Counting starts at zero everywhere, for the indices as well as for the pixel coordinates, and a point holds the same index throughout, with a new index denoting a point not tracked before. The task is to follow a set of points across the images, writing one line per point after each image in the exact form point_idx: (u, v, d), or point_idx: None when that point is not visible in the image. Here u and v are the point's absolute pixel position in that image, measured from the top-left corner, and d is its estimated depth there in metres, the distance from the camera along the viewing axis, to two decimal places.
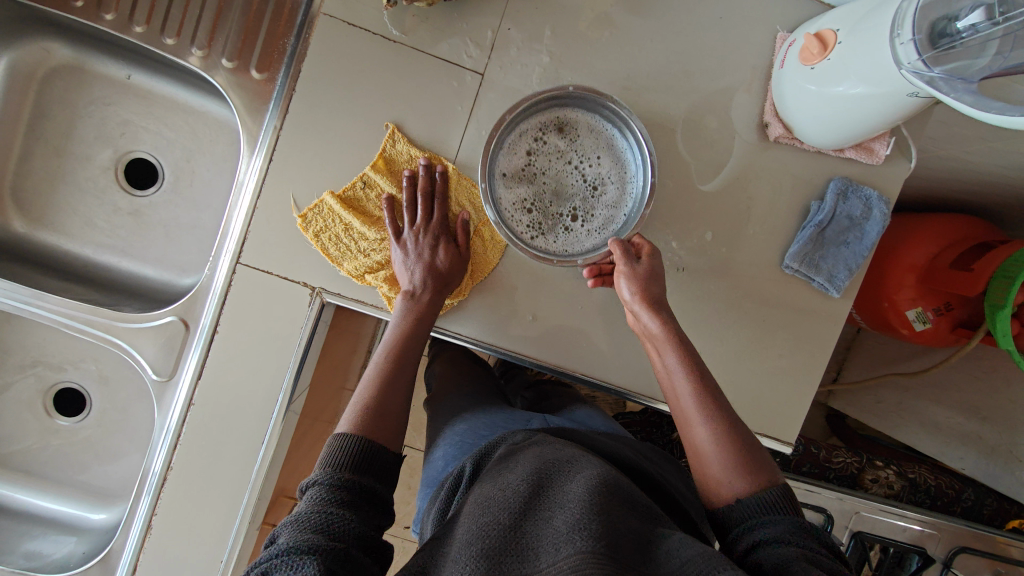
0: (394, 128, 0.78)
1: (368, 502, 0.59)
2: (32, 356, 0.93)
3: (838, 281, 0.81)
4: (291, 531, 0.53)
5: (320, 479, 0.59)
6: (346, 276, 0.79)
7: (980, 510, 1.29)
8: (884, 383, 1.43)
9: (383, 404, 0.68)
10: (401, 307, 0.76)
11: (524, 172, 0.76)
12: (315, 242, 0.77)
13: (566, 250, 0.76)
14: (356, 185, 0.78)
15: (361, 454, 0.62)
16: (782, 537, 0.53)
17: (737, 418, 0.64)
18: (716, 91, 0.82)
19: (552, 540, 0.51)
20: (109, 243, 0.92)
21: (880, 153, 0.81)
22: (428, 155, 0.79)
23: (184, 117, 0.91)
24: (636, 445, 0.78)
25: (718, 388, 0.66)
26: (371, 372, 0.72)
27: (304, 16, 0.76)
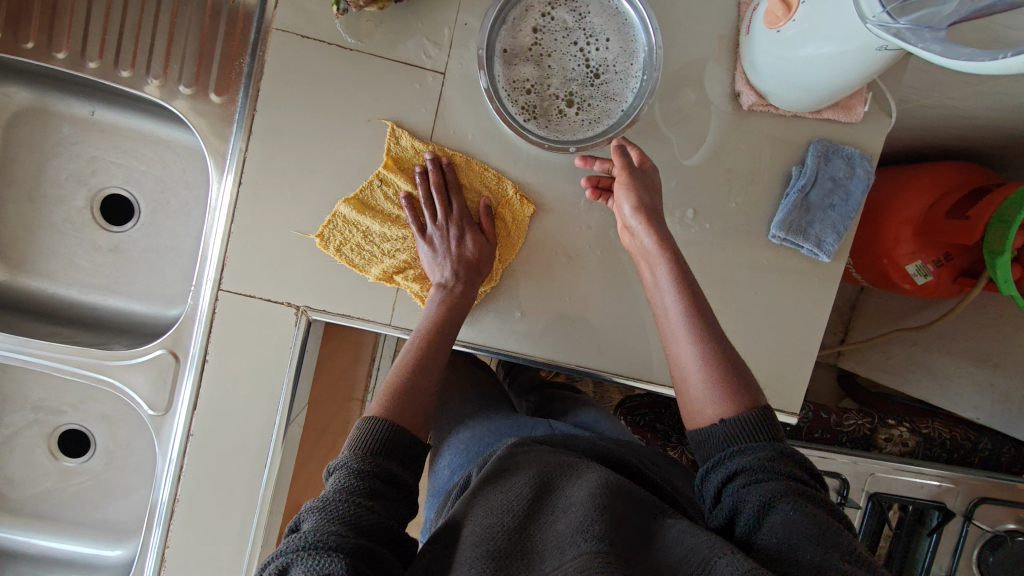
0: (394, 126, 0.77)
1: (393, 491, 0.59)
2: (31, 403, 0.94)
3: (828, 246, 0.80)
4: (314, 518, 0.54)
5: (346, 463, 0.59)
6: (373, 281, 0.79)
7: (998, 458, 1.27)
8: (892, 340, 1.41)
9: (410, 388, 0.68)
10: (434, 299, 0.76)
11: (530, 50, 0.74)
12: (338, 256, 0.78)
13: (559, 136, 0.77)
14: (372, 183, 0.78)
15: (383, 440, 0.62)
16: (761, 466, 0.55)
17: (727, 340, 0.64)
18: (684, 65, 0.80)
19: (557, 543, 0.52)
20: (94, 282, 0.91)
21: (858, 111, 0.79)
22: (433, 148, 0.78)
23: (152, 148, 0.90)
24: (627, 444, 0.78)
25: (708, 308, 0.65)
26: (403, 356, 0.72)
27: (256, 33, 0.74)
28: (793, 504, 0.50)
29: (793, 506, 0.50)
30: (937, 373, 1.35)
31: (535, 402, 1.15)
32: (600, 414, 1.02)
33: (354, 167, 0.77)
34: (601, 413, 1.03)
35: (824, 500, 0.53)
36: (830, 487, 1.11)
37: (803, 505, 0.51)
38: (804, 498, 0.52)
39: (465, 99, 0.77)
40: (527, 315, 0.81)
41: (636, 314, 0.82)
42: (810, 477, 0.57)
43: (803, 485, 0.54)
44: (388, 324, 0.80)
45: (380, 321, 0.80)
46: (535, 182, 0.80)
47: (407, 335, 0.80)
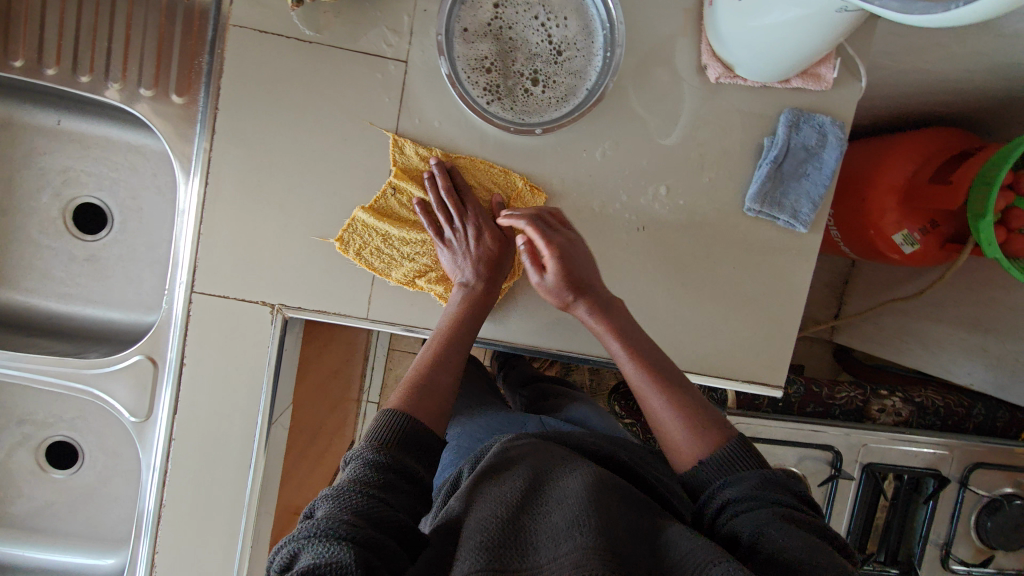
0: (397, 136, 0.77)
1: (409, 486, 0.58)
2: (16, 416, 0.93)
3: (804, 216, 0.80)
4: (328, 505, 0.54)
5: (364, 453, 0.59)
6: (396, 285, 0.80)
7: (992, 423, 1.29)
8: (883, 310, 1.40)
9: (430, 384, 0.68)
10: (456, 298, 0.76)
11: (492, 26, 0.74)
12: (359, 260, 0.78)
13: (525, 114, 0.77)
14: (386, 193, 0.78)
15: (403, 434, 0.61)
16: (750, 494, 0.56)
17: (688, 385, 0.68)
18: (650, 39, 0.78)
19: (551, 537, 0.51)
20: (71, 292, 0.91)
21: (827, 78, 0.78)
22: (438, 153, 0.78)
23: (121, 154, 0.89)
24: (612, 439, 0.78)
25: (666, 360, 0.70)
26: (423, 355, 0.72)
27: (214, 30, 0.73)
28: (785, 530, 0.50)
29: (782, 532, 0.50)
30: (929, 341, 1.34)
31: (529, 396, 1.15)
32: (592, 409, 1.02)
33: (321, 162, 0.77)
34: (594, 409, 1.03)
35: (816, 525, 0.53)
36: (824, 460, 1.11)
37: (791, 527, 0.51)
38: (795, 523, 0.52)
39: (429, 87, 0.77)
40: (506, 301, 0.84)
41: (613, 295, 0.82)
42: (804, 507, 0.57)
43: (794, 511, 0.54)
44: (365, 318, 0.80)
45: (357, 315, 0.80)
46: (505, 168, 0.80)
47: (385, 327, 0.81)
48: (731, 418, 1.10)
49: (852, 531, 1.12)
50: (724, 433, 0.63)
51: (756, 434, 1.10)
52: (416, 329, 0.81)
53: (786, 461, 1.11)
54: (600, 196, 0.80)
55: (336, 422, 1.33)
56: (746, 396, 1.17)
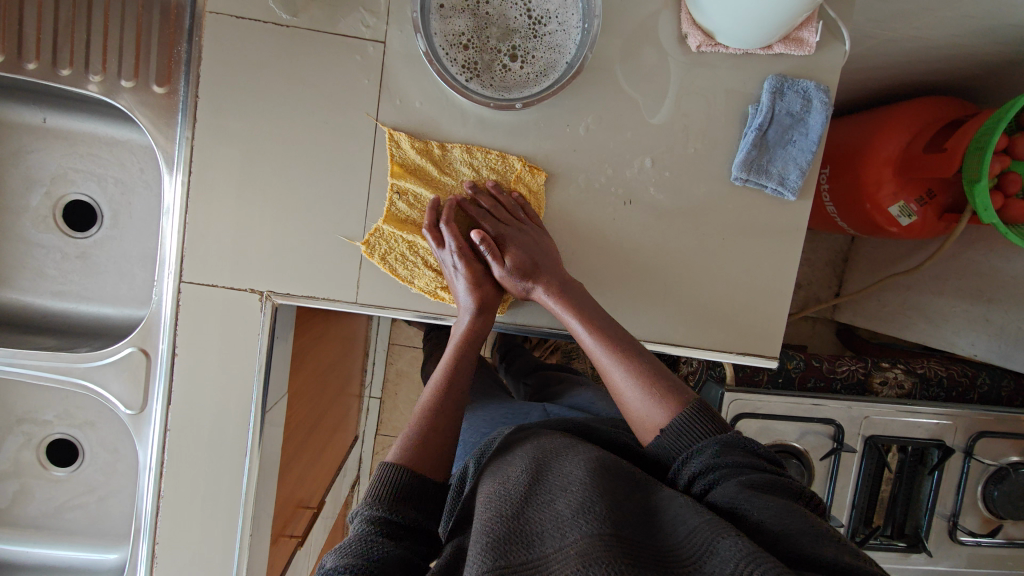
0: (393, 130, 0.77)
1: (411, 532, 0.59)
2: (17, 415, 0.94)
3: (792, 183, 0.79)
4: (338, 556, 0.54)
5: (365, 509, 0.58)
6: (421, 293, 0.81)
7: (997, 392, 1.25)
8: (885, 284, 1.39)
9: (431, 435, 0.67)
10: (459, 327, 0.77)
11: (468, 2, 0.72)
12: (384, 266, 0.79)
13: (506, 90, 0.75)
14: (391, 196, 0.79)
15: (405, 480, 0.61)
16: (717, 462, 0.56)
17: (644, 354, 0.69)
18: (629, 7, 0.77)
19: (555, 525, 0.51)
20: (65, 289, 0.92)
21: (810, 42, 0.77)
22: (427, 145, 0.78)
23: (108, 151, 0.90)
24: (612, 421, 0.79)
25: (622, 334, 0.71)
26: (422, 404, 0.71)
27: (191, 18, 0.74)
28: (755, 498, 0.51)
29: (759, 502, 0.50)
30: (932, 313, 1.33)
31: (532, 385, 1.15)
32: (595, 393, 1.02)
33: (301, 148, 0.77)
34: (595, 392, 1.03)
35: (780, 482, 0.55)
36: (826, 434, 1.10)
37: (764, 495, 0.51)
38: (770, 489, 0.53)
39: (408, 68, 0.76)
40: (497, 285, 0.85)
41: (602, 271, 0.82)
42: (764, 463, 0.59)
43: (755, 472, 0.55)
44: (354, 301, 0.80)
45: (347, 300, 0.80)
46: (487, 146, 0.79)
47: (374, 312, 0.81)
48: (731, 394, 1.09)
49: (857, 505, 1.11)
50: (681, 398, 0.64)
51: (756, 409, 1.09)
52: (442, 318, 0.82)
53: (788, 436, 1.10)
54: (584, 171, 0.80)
55: (338, 415, 1.33)
56: (746, 373, 1.16)
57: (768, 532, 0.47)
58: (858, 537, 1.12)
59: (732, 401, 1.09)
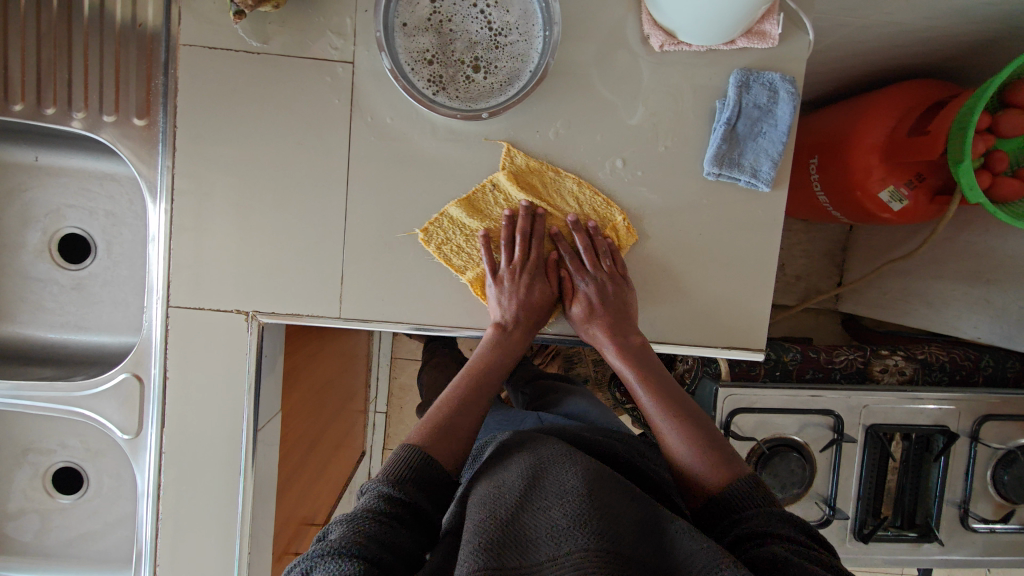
0: (509, 146, 0.80)
1: (416, 520, 0.59)
2: (22, 446, 0.96)
3: (764, 174, 0.79)
4: (343, 528, 0.55)
5: (376, 484, 0.60)
6: (467, 285, 0.82)
7: (1003, 373, 1.22)
8: (882, 272, 1.37)
9: (451, 424, 0.68)
10: (489, 337, 0.78)
11: (431, 20, 0.73)
12: (438, 253, 0.81)
13: (472, 101, 0.76)
14: (485, 188, 0.81)
15: (420, 469, 0.61)
16: (768, 530, 0.56)
17: (706, 425, 0.69)
18: (590, 12, 0.78)
19: (550, 533, 0.51)
20: (63, 320, 0.94)
21: (773, 35, 0.77)
22: (541, 167, 0.81)
23: (98, 183, 0.92)
24: (608, 431, 0.79)
25: (686, 402, 0.72)
26: (446, 396, 0.72)
27: (166, 52, 0.76)
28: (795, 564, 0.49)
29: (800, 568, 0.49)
30: (932, 298, 1.31)
31: (529, 394, 1.14)
32: (590, 401, 1.02)
33: (277, 169, 0.79)
34: (591, 400, 1.03)
35: (828, 562, 0.53)
36: (825, 425, 1.09)
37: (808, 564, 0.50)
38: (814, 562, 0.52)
39: (377, 85, 0.78)
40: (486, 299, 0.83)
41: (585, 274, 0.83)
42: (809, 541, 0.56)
43: (804, 547, 0.53)
44: (338, 316, 0.82)
45: (330, 315, 0.82)
46: (459, 156, 0.80)
47: (359, 325, 0.82)
48: (726, 390, 1.08)
49: (863, 496, 1.10)
50: (735, 463, 0.65)
51: (752, 403, 1.08)
52: (426, 327, 0.83)
53: (787, 429, 1.09)
54: (556, 175, 0.81)
55: (342, 431, 1.35)
56: (742, 368, 1.15)
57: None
58: (866, 529, 1.10)
59: (727, 396, 1.08)
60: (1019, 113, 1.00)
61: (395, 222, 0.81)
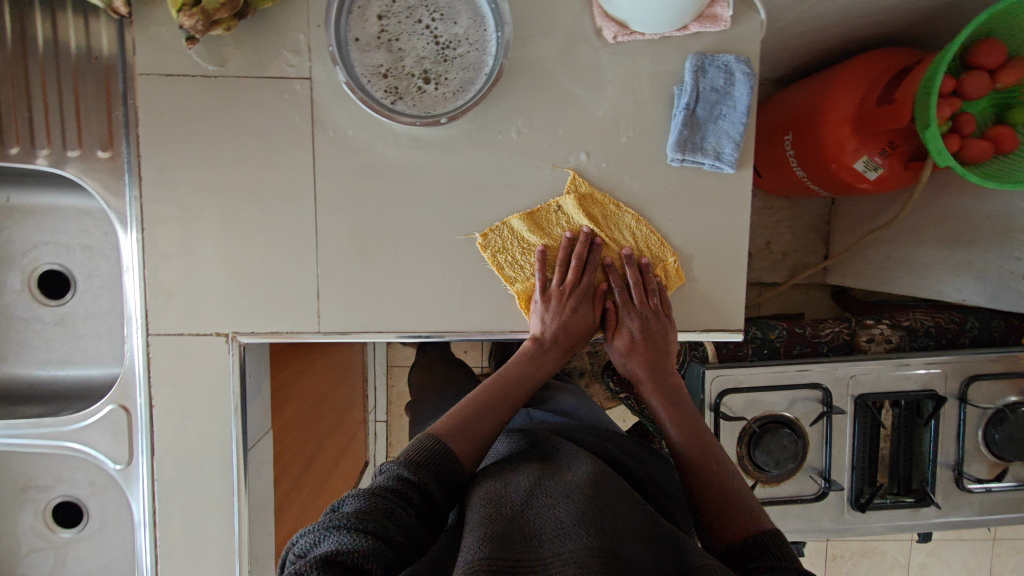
0: (575, 173, 0.82)
1: (426, 507, 0.59)
2: (20, 484, 0.97)
3: (728, 156, 0.80)
4: (358, 501, 0.55)
5: (393, 466, 0.61)
6: (513, 296, 0.83)
7: (989, 334, 1.22)
8: (869, 242, 1.39)
9: (475, 424, 0.69)
10: (524, 349, 0.79)
11: (381, 36, 0.74)
12: (492, 260, 0.82)
13: (430, 110, 0.77)
14: (549, 209, 0.83)
15: (436, 458, 0.63)
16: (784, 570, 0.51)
17: (731, 469, 0.68)
18: (540, 8, 0.79)
19: (553, 528, 0.52)
20: (48, 356, 0.95)
21: (724, 17, 0.78)
22: (603, 196, 0.82)
23: (71, 217, 0.93)
24: (602, 436, 0.79)
25: (716, 448, 0.71)
26: (473, 397, 0.73)
27: (123, 83, 0.77)
28: None
29: None
30: (915, 264, 1.31)
31: None
32: (578, 400, 1.02)
33: (244, 191, 0.80)
34: (579, 399, 1.03)
35: None
36: (815, 399, 1.09)
37: None
38: None
39: (336, 98, 0.78)
40: (461, 304, 0.83)
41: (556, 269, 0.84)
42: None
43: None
44: (318, 331, 0.83)
45: (310, 330, 0.82)
46: (424, 162, 0.81)
47: (339, 339, 0.82)
48: (713, 371, 1.09)
49: (857, 466, 1.11)
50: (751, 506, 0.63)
51: (740, 383, 1.08)
52: (405, 334, 0.83)
53: (777, 406, 1.09)
54: (522, 174, 0.82)
55: (342, 443, 1.35)
56: (730, 349, 1.15)
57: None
58: (863, 499, 1.11)
59: (715, 378, 1.09)
60: (981, 75, 1.00)
61: (365, 233, 0.81)
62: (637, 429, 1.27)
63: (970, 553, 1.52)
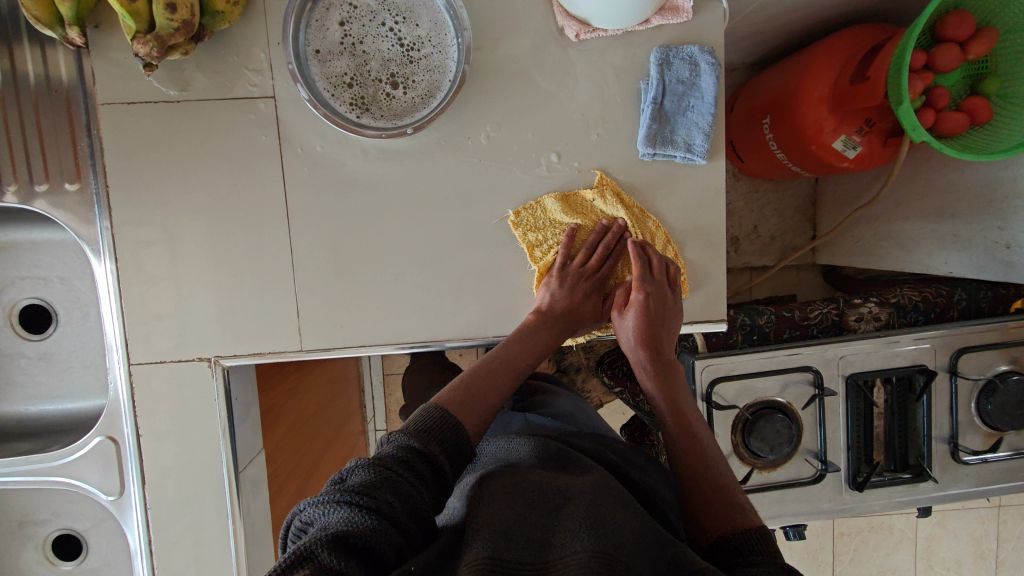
0: (602, 173, 0.81)
1: (432, 477, 0.59)
2: (16, 520, 0.97)
3: (699, 147, 0.80)
4: (365, 473, 0.55)
5: (402, 439, 0.60)
6: (533, 270, 0.83)
7: (977, 305, 1.21)
8: (857, 220, 1.38)
9: (476, 397, 0.70)
10: (531, 323, 0.79)
11: (343, 44, 0.73)
12: (521, 236, 0.82)
13: (397, 118, 0.76)
14: (582, 200, 0.83)
15: (444, 430, 0.63)
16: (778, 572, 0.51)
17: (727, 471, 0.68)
18: (501, 11, 0.78)
19: (558, 534, 0.52)
20: (35, 391, 0.95)
21: (685, 8, 0.78)
22: (630, 198, 0.82)
23: (46, 250, 0.92)
24: (595, 436, 0.79)
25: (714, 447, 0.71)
26: (476, 370, 0.74)
27: (85, 113, 0.77)
28: None
29: None
30: (902, 238, 1.30)
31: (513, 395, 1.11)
32: (577, 406, 1.00)
33: (215, 215, 0.79)
34: (576, 405, 1.00)
35: None
36: (806, 382, 1.09)
37: None
38: None
39: (301, 115, 0.78)
40: (443, 313, 0.83)
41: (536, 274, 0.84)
42: None
43: None
44: (300, 349, 0.82)
45: (292, 348, 0.82)
46: (394, 173, 0.80)
47: (322, 355, 0.82)
48: (703, 360, 1.09)
49: (853, 446, 1.11)
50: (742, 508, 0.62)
51: (731, 370, 1.08)
52: (386, 346, 0.83)
53: (769, 392, 1.09)
54: (494, 178, 0.81)
55: (341, 455, 1.35)
56: (720, 337, 1.15)
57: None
58: (860, 478, 1.11)
59: (705, 367, 1.08)
60: (952, 48, 0.99)
61: (340, 247, 0.81)
62: (634, 423, 1.27)
63: (975, 521, 1.53)
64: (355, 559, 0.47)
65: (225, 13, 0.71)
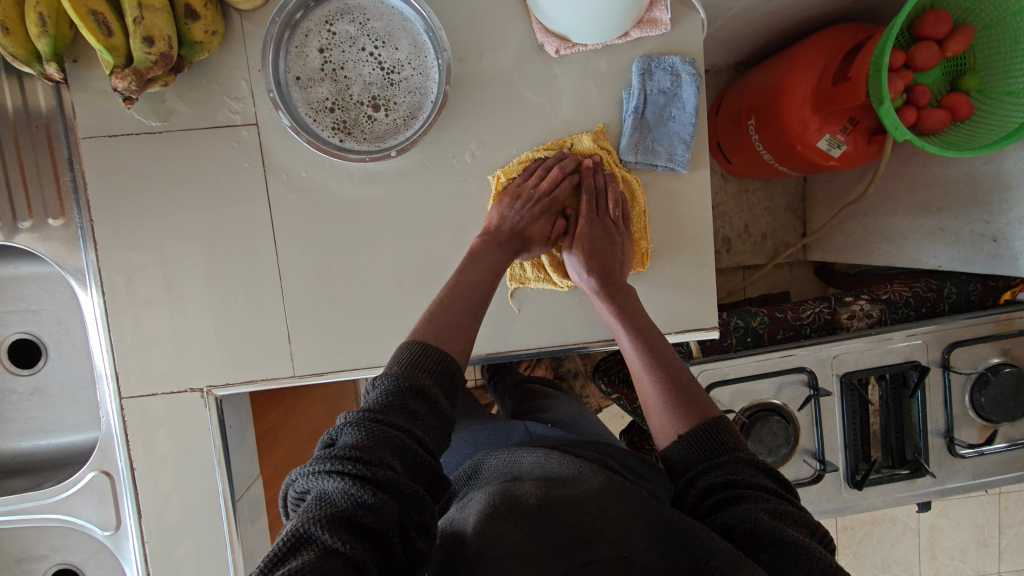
0: (602, 128, 0.81)
1: (429, 412, 0.58)
2: (13, 557, 0.95)
3: (681, 157, 0.80)
4: (355, 434, 0.53)
5: (393, 381, 0.59)
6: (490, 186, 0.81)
7: (966, 298, 1.21)
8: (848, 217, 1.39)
9: (444, 316, 0.68)
10: (485, 239, 0.77)
11: (323, 70, 0.73)
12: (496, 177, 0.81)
13: (381, 140, 0.76)
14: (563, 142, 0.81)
15: (431, 363, 0.62)
16: (737, 475, 0.57)
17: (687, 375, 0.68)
18: (481, 30, 0.78)
19: (568, 541, 0.52)
20: (28, 426, 0.94)
21: (664, 20, 0.78)
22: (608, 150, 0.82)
23: (32, 284, 0.91)
24: (597, 445, 0.79)
25: (672, 356, 0.70)
26: (442, 294, 0.72)
27: (68, 148, 0.77)
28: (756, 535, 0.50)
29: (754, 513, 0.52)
30: (894, 234, 1.30)
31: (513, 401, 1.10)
32: (578, 413, 0.99)
33: (202, 245, 0.79)
34: (578, 413, 0.99)
35: (789, 510, 0.54)
36: (801, 382, 1.09)
37: (767, 511, 0.52)
38: (778, 513, 0.53)
39: (285, 141, 0.78)
40: None
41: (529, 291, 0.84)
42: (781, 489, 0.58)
43: (771, 500, 0.54)
44: (292, 374, 0.82)
45: (284, 374, 0.82)
46: (380, 195, 0.80)
47: (315, 380, 0.82)
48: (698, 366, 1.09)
49: (850, 444, 1.11)
50: (708, 413, 0.64)
51: (726, 374, 1.09)
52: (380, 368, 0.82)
53: (765, 394, 1.09)
54: (480, 195, 0.81)
55: None
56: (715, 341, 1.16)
57: (760, 538, 0.50)
58: (859, 476, 1.12)
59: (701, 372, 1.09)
60: (930, 46, 0.99)
61: (329, 273, 0.81)
62: (633, 428, 1.27)
63: (977, 509, 1.53)
64: (356, 535, 0.47)
65: (204, 43, 0.71)
